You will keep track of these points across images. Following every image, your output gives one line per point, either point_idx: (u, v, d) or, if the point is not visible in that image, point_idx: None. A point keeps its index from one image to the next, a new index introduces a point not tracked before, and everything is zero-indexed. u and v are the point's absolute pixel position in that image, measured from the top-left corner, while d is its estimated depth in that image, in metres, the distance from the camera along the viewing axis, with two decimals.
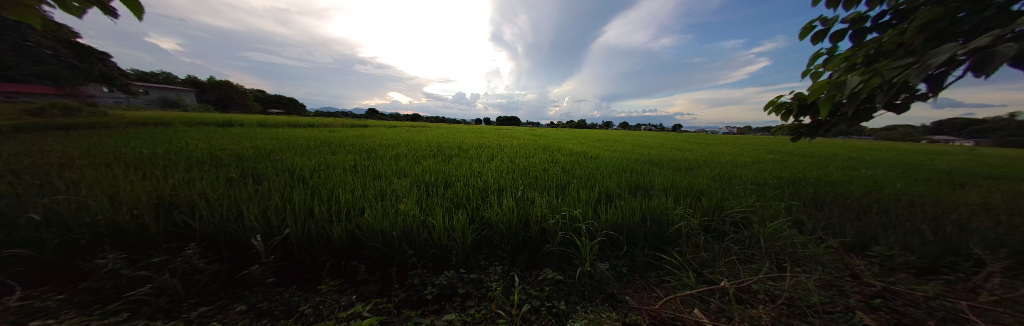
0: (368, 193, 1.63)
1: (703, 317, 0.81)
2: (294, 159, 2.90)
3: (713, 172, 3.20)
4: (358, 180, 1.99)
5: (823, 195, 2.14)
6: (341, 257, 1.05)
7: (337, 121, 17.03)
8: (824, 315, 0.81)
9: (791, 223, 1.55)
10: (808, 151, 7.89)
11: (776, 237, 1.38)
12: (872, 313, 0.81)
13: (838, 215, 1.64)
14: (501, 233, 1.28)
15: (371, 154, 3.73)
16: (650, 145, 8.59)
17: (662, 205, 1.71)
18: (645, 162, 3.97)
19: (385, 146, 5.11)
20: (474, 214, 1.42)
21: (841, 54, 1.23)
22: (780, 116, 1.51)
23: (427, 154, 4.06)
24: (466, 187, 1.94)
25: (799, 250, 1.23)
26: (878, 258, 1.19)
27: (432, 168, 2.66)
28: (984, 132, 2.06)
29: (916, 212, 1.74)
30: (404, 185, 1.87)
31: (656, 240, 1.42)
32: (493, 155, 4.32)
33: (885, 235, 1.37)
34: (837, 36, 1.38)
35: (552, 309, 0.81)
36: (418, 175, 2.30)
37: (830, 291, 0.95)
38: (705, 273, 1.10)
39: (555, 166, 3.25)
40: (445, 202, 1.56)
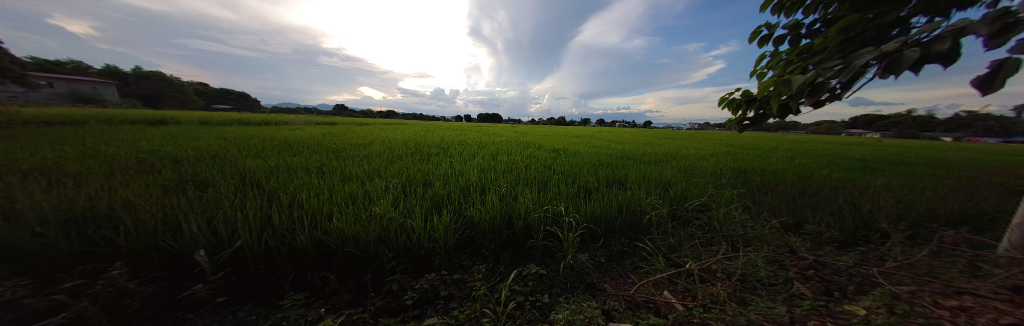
0: (339, 196, 1.52)
1: (672, 298, 0.89)
2: (248, 162, 2.60)
3: (679, 164, 3.48)
4: (328, 183, 1.84)
5: (770, 182, 2.43)
6: (307, 268, 0.97)
7: (301, 118, 15.49)
8: (768, 287, 0.93)
9: (744, 208, 1.74)
10: (757, 145, 8.91)
11: (731, 221, 1.54)
12: (807, 282, 0.95)
13: (781, 200, 1.87)
14: (484, 231, 1.28)
15: (341, 154, 3.48)
16: (624, 140, 9.08)
17: (636, 197, 1.82)
18: (620, 157, 4.20)
19: (358, 145, 4.79)
20: (456, 213, 1.40)
21: (781, 55, 1.38)
22: (731, 111, 1.67)
23: (404, 153, 3.90)
24: (446, 186, 1.89)
25: (750, 231, 1.39)
26: (810, 235, 1.39)
27: (410, 167, 2.56)
28: (888, 126, 2.48)
29: (840, 194, 2.05)
30: (380, 186, 1.78)
31: (631, 229, 1.51)
32: (475, 152, 4.27)
33: (817, 215, 1.60)
34: (778, 41, 1.56)
35: (536, 303, 0.82)
36: (395, 175, 2.20)
37: (774, 265, 1.09)
38: (673, 257, 1.20)
39: (536, 162, 3.31)
40: (426, 202, 1.51)
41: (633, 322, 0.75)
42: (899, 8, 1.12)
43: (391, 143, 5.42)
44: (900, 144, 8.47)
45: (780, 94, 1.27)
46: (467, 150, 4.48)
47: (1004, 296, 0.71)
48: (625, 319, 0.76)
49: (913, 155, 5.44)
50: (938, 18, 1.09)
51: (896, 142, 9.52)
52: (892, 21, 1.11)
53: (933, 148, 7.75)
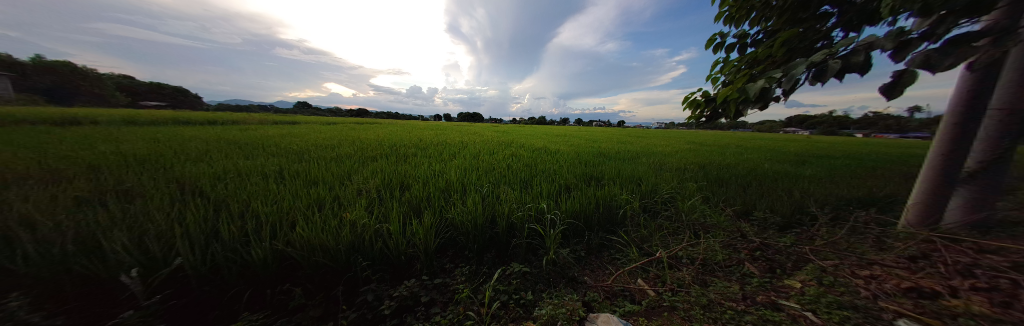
0: (303, 203, 1.39)
1: (646, 285, 0.96)
2: (189, 167, 2.26)
3: (650, 161, 3.75)
4: (291, 188, 1.68)
5: (725, 175, 2.73)
6: (267, 283, 0.87)
7: (256, 116, 13.87)
8: (724, 268, 1.05)
9: (704, 199, 1.94)
10: (714, 142, 9.94)
11: (694, 210, 1.70)
12: (754, 262, 1.09)
13: (734, 191, 2.11)
14: (467, 232, 1.26)
15: (304, 156, 3.18)
16: (600, 139, 9.51)
17: (612, 192, 1.92)
18: (597, 155, 4.41)
19: (325, 146, 4.42)
20: (436, 214, 1.36)
21: (731, 63, 1.55)
22: (693, 110, 1.83)
23: (378, 154, 3.69)
24: (426, 187, 1.82)
25: (710, 220, 1.55)
26: (757, 221, 1.58)
27: (385, 169, 2.43)
28: (814, 125, 2.92)
29: (779, 184, 2.37)
30: (352, 190, 1.66)
31: (608, 223, 1.60)
32: (456, 152, 4.19)
33: (762, 202, 1.83)
34: (730, 48, 1.75)
35: (520, 300, 0.83)
36: (368, 178, 2.06)
37: (728, 248, 1.23)
38: (645, 247, 1.30)
39: (517, 161, 3.34)
40: (404, 205, 1.45)
41: (611, 310, 0.79)
42: (821, 24, 1.32)
43: (363, 144, 5.08)
44: (825, 141, 9.97)
45: (731, 98, 1.42)
46: (448, 151, 4.36)
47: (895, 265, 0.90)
48: (604, 309, 0.80)
49: (834, 150, 6.46)
50: (848, 34, 1.30)
51: (821, 139, 11.22)
52: (815, 36, 1.31)
53: (847, 144, 9.28)
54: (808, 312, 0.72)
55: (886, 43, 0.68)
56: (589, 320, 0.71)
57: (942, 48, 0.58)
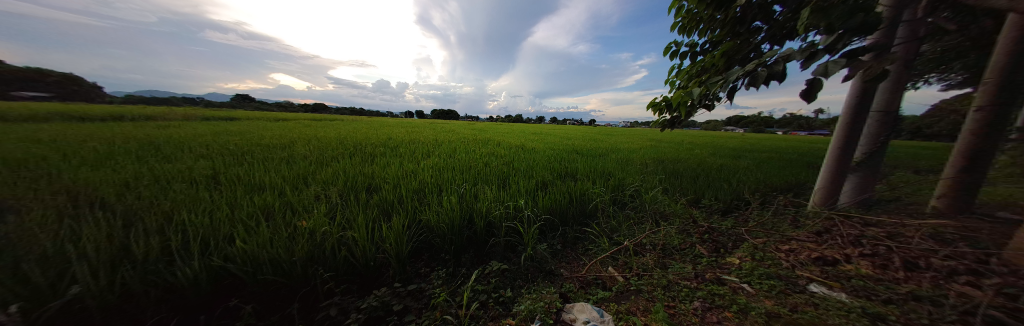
0: (247, 211, 1.20)
1: (616, 272, 1.03)
2: (79, 172, 1.79)
3: (617, 157, 4.03)
4: (231, 195, 1.45)
5: (680, 169, 3.06)
6: (199, 309, 0.74)
7: (179, 110, 11.57)
8: (679, 251, 1.19)
9: (664, 190, 2.15)
10: (671, 139, 11.09)
11: (655, 201, 1.88)
12: (703, 244, 1.24)
13: (688, 182, 2.38)
14: (443, 234, 1.21)
15: (247, 157, 2.76)
16: (574, 137, 9.94)
17: (585, 187, 2.03)
18: (571, 152, 4.60)
19: (276, 146, 3.89)
20: (410, 217, 1.28)
21: (684, 69, 1.72)
22: (655, 112, 2.00)
23: (340, 154, 3.36)
24: (396, 189, 1.71)
25: (668, 209, 1.73)
26: (706, 208, 1.81)
27: (350, 170, 2.23)
28: (749, 124, 3.42)
29: (722, 175, 2.73)
30: (309, 195, 1.49)
31: (582, 216, 1.68)
32: (431, 151, 4.02)
33: (709, 191, 2.09)
34: (683, 55, 1.95)
35: (498, 298, 0.83)
36: (329, 181, 1.86)
37: (683, 233, 1.38)
38: (614, 237, 1.40)
39: (494, 159, 3.32)
40: (372, 209, 1.34)
41: (585, 298, 0.84)
42: (752, 38, 1.54)
43: (324, 143, 4.59)
44: (758, 138, 11.72)
45: (684, 101, 1.59)
46: (421, 149, 4.15)
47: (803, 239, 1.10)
48: (579, 298, 0.84)
49: (763, 146, 7.65)
50: (773, 47, 1.53)
51: (754, 137, 13.18)
52: (748, 48, 1.53)
53: (773, 140, 11.03)
54: (744, 284, 0.85)
55: (799, 56, 0.82)
56: (566, 311, 0.74)
57: (836, 61, 0.71)
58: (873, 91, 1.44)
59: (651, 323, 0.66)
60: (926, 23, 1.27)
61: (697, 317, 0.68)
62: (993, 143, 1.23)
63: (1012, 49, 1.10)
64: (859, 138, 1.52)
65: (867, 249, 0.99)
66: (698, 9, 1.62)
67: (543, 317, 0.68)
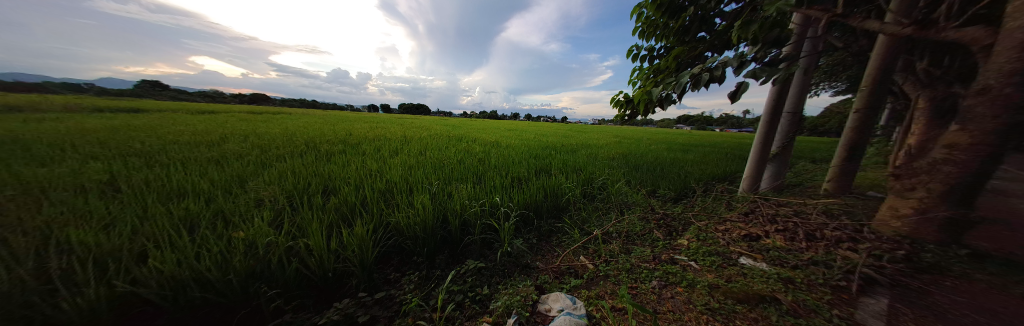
0: (159, 223, 0.98)
1: (586, 260, 1.10)
2: None
3: (587, 152, 4.26)
4: (134, 204, 1.16)
5: (641, 163, 3.36)
6: None
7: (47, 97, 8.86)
8: (641, 236, 1.32)
9: (627, 182, 2.35)
10: (634, 136, 12.12)
11: (620, 192, 2.05)
12: (660, 229, 1.39)
13: (647, 174, 2.63)
14: (414, 236, 1.15)
15: (159, 157, 2.26)
16: (548, 133, 10.24)
17: (558, 182, 2.10)
18: (545, 148, 4.72)
19: (200, 143, 3.23)
20: (375, 219, 1.18)
21: (644, 70, 1.87)
22: (620, 110, 2.14)
23: (290, 152, 2.95)
24: (359, 190, 1.56)
25: (631, 199, 1.89)
26: (662, 197, 2.02)
27: (302, 170, 1.96)
28: None
29: (675, 167, 3.08)
30: (248, 200, 1.27)
31: (555, 210, 1.75)
32: (399, 148, 3.76)
33: (664, 182, 2.35)
34: (644, 58, 2.12)
35: (475, 297, 0.82)
36: (275, 183, 1.62)
37: (643, 220, 1.53)
38: (585, 227, 1.48)
39: (468, 156, 3.24)
40: (330, 213, 1.20)
41: (559, 287, 0.88)
42: (698, 45, 1.74)
43: (267, 140, 3.97)
44: (703, 135, 13.45)
45: (644, 100, 1.74)
46: (388, 147, 3.86)
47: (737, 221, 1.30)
48: (554, 288, 0.87)
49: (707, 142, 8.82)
50: (715, 55, 1.76)
51: (700, 134, 15.10)
52: (695, 54, 1.73)
53: (714, 137, 12.78)
54: (691, 261, 0.97)
55: (733, 63, 0.95)
56: (541, 302, 0.76)
57: (761, 68, 0.84)
58: (785, 94, 1.75)
59: (618, 305, 0.71)
60: (823, 40, 1.57)
61: (655, 294, 0.76)
62: (861, 139, 1.59)
63: (880, 65, 1.43)
64: (776, 134, 1.83)
65: (780, 225, 1.22)
66: (655, 16, 1.77)
67: (519, 311, 0.69)
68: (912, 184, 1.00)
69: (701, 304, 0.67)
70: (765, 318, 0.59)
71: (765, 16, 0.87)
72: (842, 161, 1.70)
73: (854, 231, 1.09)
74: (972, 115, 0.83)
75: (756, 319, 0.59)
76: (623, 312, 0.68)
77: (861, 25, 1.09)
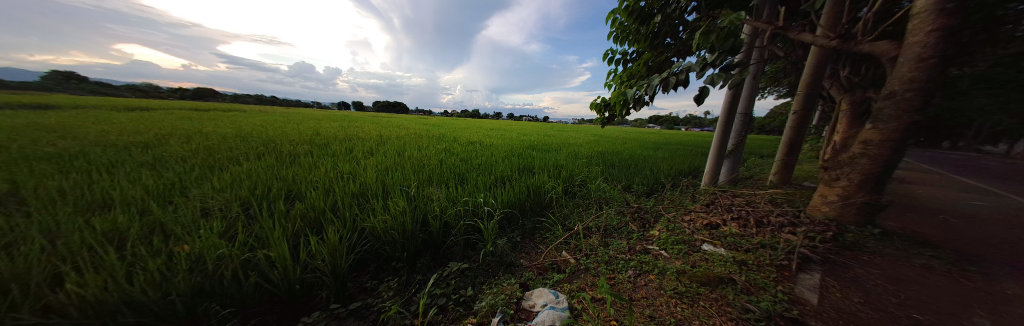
0: (72, 238, 0.82)
1: (568, 255, 1.13)
2: None
3: (568, 151, 4.39)
4: (34, 216, 0.95)
5: (617, 160, 3.54)
6: None
7: None
8: (618, 229, 1.39)
9: (605, 178, 2.46)
10: (611, 135, 12.72)
11: (598, 188, 2.14)
12: (636, 222, 1.48)
13: (623, 171, 2.78)
14: (393, 241, 1.09)
15: (70, 160, 1.88)
16: (530, 133, 10.35)
17: (541, 180, 2.14)
18: (527, 147, 4.77)
19: (128, 144, 2.76)
20: (348, 225, 1.10)
21: (619, 73, 1.97)
22: (597, 110, 2.23)
23: (246, 154, 2.65)
24: (329, 194, 1.44)
25: (608, 194, 1.99)
26: (636, 192, 2.15)
27: (259, 174, 1.77)
28: None
29: (647, 164, 3.30)
30: (193, 209, 1.11)
31: (538, 207, 1.78)
32: (375, 149, 3.56)
33: (638, 177, 2.50)
34: (618, 61, 2.23)
35: (459, 299, 0.81)
36: (226, 189, 1.44)
37: (621, 214, 1.61)
38: (567, 223, 1.53)
39: (450, 156, 3.16)
40: (295, 220, 1.10)
41: (543, 283, 0.90)
42: (666, 50, 1.88)
43: (216, 140, 3.51)
44: (672, 135, 14.53)
45: (619, 101, 1.83)
46: (363, 147, 3.63)
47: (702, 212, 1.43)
48: (537, 284, 0.88)
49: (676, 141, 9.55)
50: (680, 60, 1.91)
51: (669, 133, 16.29)
52: (664, 58, 1.86)
53: (681, 136, 13.86)
54: (662, 250, 1.05)
55: (697, 67, 1.04)
56: (526, 298, 0.77)
57: (718, 74, 0.93)
58: (738, 97, 1.96)
59: (597, 295, 0.75)
60: (769, 50, 1.78)
61: (631, 283, 0.81)
62: (797, 137, 1.84)
63: (812, 73, 1.66)
64: (732, 133, 2.03)
65: (736, 214, 1.36)
66: (628, 21, 1.87)
67: (503, 309, 0.69)
68: (835, 174, 1.18)
69: (671, 289, 0.73)
70: (724, 297, 0.66)
71: (722, 26, 0.96)
72: (783, 156, 1.95)
73: (793, 216, 1.26)
74: (880, 116, 1.00)
75: (717, 298, 0.65)
76: (602, 302, 0.71)
77: (798, 37, 1.25)
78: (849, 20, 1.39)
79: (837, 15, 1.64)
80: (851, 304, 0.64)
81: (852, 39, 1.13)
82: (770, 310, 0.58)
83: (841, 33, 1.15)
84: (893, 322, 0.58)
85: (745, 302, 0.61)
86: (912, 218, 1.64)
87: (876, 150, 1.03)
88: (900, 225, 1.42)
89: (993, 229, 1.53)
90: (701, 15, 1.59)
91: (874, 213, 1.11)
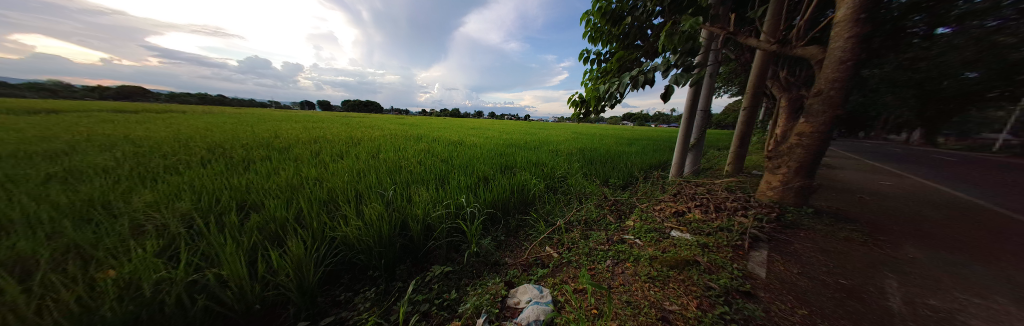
0: None
1: (552, 250, 1.16)
2: None
3: (549, 149, 4.48)
4: None
5: (596, 156, 3.70)
6: None
7: None
8: (598, 222, 1.45)
9: (585, 174, 2.56)
10: (590, 132, 13.23)
11: (579, 183, 2.22)
12: (614, 214, 1.56)
13: (601, 166, 2.91)
14: (368, 249, 1.02)
15: None
16: (512, 131, 10.38)
17: (524, 178, 2.16)
18: (509, 146, 4.77)
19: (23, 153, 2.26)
20: (315, 234, 1.01)
21: (594, 72, 2.04)
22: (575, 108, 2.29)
23: (188, 161, 2.32)
24: (293, 203, 1.31)
25: (588, 189, 2.07)
26: (613, 185, 2.27)
27: (206, 183, 1.56)
28: None
29: (623, 159, 3.48)
30: (118, 227, 0.94)
31: (522, 205, 1.80)
32: (347, 151, 3.32)
33: (615, 172, 2.63)
34: (593, 60, 2.31)
35: (443, 303, 0.79)
36: (162, 202, 1.24)
37: (600, 207, 1.69)
38: (550, 219, 1.56)
39: (430, 157, 3.05)
40: (252, 233, 0.98)
41: (528, 279, 0.91)
42: (636, 51, 1.99)
43: (149, 146, 3.02)
44: (644, 131, 15.53)
45: (595, 99, 1.91)
46: (333, 150, 3.37)
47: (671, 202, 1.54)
48: (522, 280, 0.89)
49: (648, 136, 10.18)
50: (648, 61, 2.03)
51: (642, 129, 17.39)
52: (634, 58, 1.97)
53: (653, 132, 14.85)
54: (637, 239, 1.12)
55: (661, 68, 1.12)
56: (511, 296, 0.77)
57: (680, 74, 1.01)
58: (699, 96, 2.15)
59: (579, 287, 0.78)
60: (723, 53, 1.97)
61: (610, 272, 0.85)
62: (747, 131, 2.07)
63: (758, 74, 1.87)
64: (695, 128, 2.22)
65: (699, 201, 1.50)
66: (600, 22, 1.95)
67: (488, 309, 0.68)
68: (776, 162, 1.35)
69: (645, 275, 0.78)
70: (689, 277, 0.72)
71: (683, 29, 1.04)
72: (737, 148, 2.18)
73: (745, 201, 1.41)
74: (811, 111, 1.16)
75: (685, 279, 0.71)
76: (583, 292, 0.74)
77: (746, 41, 1.40)
78: (785, 27, 1.59)
79: (776, 22, 1.87)
80: (792, 275, 0.74)
81: (788, 44, 1.29)
82: (727, 286, 0.65)
83: (779, 38, 1.31)
84: (821, 287, 0.68)
85: (707, 281, 0.68)
86: (836, 198, 1.94)
87: (808, 141, 1.19)
88: (828, 205, 1.67)
89: (892, 204, 1.87)
90: (665, 19, 1.71)
91: (807, 195, 1.29)
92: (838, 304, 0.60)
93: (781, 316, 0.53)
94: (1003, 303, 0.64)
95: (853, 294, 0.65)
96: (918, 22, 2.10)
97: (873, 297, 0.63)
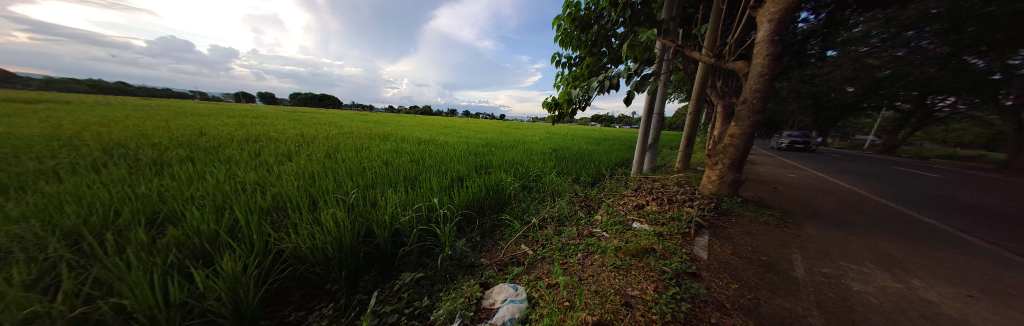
0: None
1: (526, 248, 1.18)
2: None
3: (524, 148, 4.56)
4: None
5: (568, 155, 3.87)
6: None
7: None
8: (569, 218, 1.52)
9: (558, 173, 2.66)
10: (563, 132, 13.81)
11: (552, 181, 2.29)
12: (584, 210, 1.64)
13: (572, 165, 3.05)
14: (325, 261, 0.92)
15: None
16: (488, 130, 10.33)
17: (499, 177, 2.16)
18: (485, 145, 4.74)
19: None
20: (257, 248, 0.87)
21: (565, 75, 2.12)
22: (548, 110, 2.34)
23: (69, 164, 1.80)
24: (226, 212, 1.11)
25: (561, 186, 2.16)
26: (583, 183, 2.40)
27: (102, 191, 1.24)
28: None
29: (591, 157, 3.70)
30: None
31: (497, 204, 1.80)
32: (299, 151, 2.95)
33: (584, 170, 2.79)
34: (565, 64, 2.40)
35: (413, 311, 0.75)
36: (27, 217, 0.94)
37: (572, 203, 1.77)
38: (524, 217, 1.59)
39: (399, 157, 2.86)
40: (169, 251, 0.81)
41: (503, 278, 0.91)
42: (602, 56, 2.12)
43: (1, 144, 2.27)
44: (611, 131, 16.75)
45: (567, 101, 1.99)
46: (280, 150, 2.93)
47: (634, 198, 1.68)
48: (498, 280, 0.89)
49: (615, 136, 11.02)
50: (613, 67, 2.19)
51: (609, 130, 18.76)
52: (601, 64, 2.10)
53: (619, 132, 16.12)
54: (604, 232, 1.20)
55: (624, 75, 1.21)
56: (486, 297, 0.77)
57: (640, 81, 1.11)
58: (655, 100, 2.39)
59: (552, 281, 0.80)
60: (674, 63, 2.22)
61: (581, 264, 0.90)
62: (693, 132, 2.37)
63: (702, 82, 2.15)
64: (652, 129, 2.45)
65: (656, 195, 1.67)
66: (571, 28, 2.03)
67: (463, 313, 0.67)
68: (715, 160, 1.57)
69: (611, 264, 0.84)
70: (648, 264, 0.80)
71: (643, 39, 1.14)
72: (685, 147, 2.48)
73: (692, 193, 1.61)
74: (740, 116, 1.37)
75: (644, 266, 0.79)
76: (556, 286, 0.77)
77: (691, 53, 1.60)
78: (721, 44, 1.86)
79: (714, 39, 2.17)
80: (727, 256, 0.87)
81: (723, 59, 1.51)
82: (678, 269, 0.73)
83: (716, 53, 1.52)
84: (747, 263, 0.82)
85: (662, 266, 0.76)
86: (760, 189, 2.33)
87: (738, 141, 1.41)
88: (754, 195, 1.99)
89: (797, 193, 2.31)
90: (627, 29, 1.86)
91: (738, 187, 1.53)
92: (760, 277, 0.72)
93: (719, 290, 0.62)
94: (865, 267, 0.84)
95: (769, 268, 0.79)
96: (813, 46, 2.63)
97: (783, 269, 0.78)
